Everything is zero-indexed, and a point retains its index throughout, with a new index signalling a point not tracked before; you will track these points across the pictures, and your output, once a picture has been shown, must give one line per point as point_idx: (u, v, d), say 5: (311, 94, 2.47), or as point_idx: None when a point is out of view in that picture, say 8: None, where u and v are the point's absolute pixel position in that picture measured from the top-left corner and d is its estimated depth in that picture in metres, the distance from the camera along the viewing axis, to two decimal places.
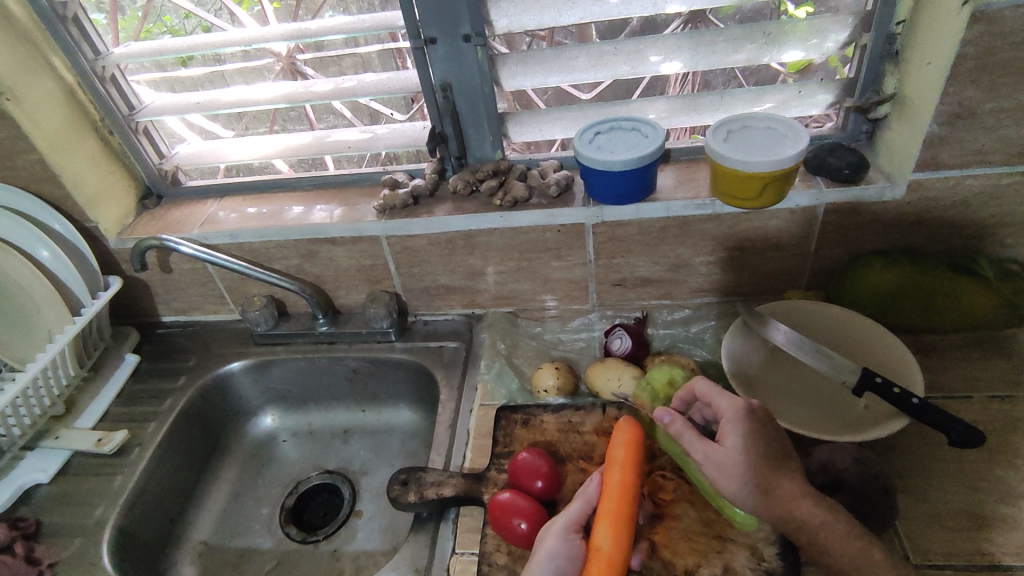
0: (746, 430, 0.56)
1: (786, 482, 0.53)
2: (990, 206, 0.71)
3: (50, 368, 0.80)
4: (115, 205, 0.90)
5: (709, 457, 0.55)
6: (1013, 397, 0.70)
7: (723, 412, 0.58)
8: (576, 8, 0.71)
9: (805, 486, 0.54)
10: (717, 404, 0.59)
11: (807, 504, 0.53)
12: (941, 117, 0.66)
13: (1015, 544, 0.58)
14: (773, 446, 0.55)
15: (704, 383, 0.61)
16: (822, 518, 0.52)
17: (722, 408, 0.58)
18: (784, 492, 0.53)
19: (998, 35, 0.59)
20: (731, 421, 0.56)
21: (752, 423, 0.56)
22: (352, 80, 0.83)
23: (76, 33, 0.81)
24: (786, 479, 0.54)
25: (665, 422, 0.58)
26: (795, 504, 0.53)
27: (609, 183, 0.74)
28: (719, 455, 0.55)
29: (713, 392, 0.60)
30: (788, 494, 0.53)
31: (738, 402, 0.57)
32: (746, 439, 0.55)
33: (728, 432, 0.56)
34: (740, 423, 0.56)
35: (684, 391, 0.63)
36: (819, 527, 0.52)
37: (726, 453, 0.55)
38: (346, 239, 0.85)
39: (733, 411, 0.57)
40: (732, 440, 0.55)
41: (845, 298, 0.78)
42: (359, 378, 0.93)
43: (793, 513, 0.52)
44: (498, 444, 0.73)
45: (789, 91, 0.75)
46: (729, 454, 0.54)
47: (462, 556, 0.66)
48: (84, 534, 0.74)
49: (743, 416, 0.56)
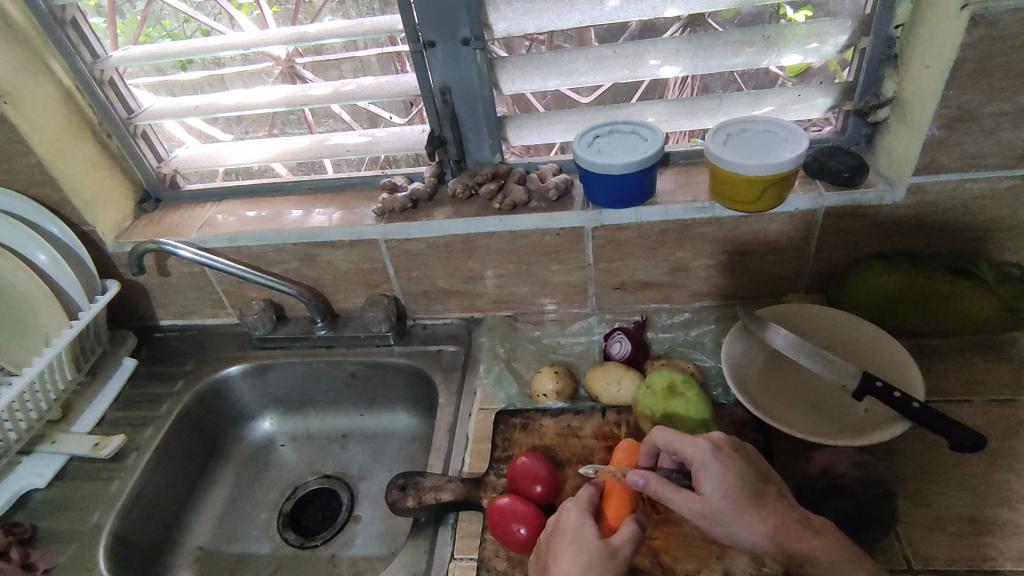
0: (723, 473, 0.54)
1: (770, 512, 0.53)
2: (989, 210, 0.71)
3: (48, 372, 0.79)
4: (113, 208, 0.90)
5: (692, 510, 0.54)
6: (1014, 401, 0.70)
7: (691, 459, 0.55)
8: (575, 11, 0.71)
9: (790, 514, 0.53)
10: (684, 452, 0.56)
11: (795, 533, 0.52)
12: (941, 120, 0.65)
13: (1017, 549, 0.58)
14: (751, 481, 0.54)
15: (663, 432, 0.58)
16: (812, 544, 0.52)
17: (690, 455, 0.56)
18: (774, 524, 0.53)
19: (997, 39, 0.59)
20: (704, 467, 0.54)
21: (726, 465, 0.54)
22: (351, 83, 0.83)
23: (75, 36, 0.80)
24: (768, 510, 0.53)
25: (639, 485, 0.55)
26: (784, 532, 0.52)
27: (607, 186, 0.74)
28: (702, 507, 0.53)
29: (675, 439, 0.57)
30: (777, 522, 0.53)
31: (705, 446, 0.55)
32: (724, 483, 0.53)
33: (704, 479, 0.54)
34: (715, 466, 0.54)
35: (646, 446, 0.60)
36: (807, 554, 0.52)
37: (707, 503, 0.53)
38: (345, 242, 0.85)
39: (702, 456, 0.54)
40: (710, 490, 0.53)
41: (845, 301, 0.77)
42: (357, 382, 0.93)
43: (782, 541, 0.52)
44: (497, 448, 0.72)
45: (788, 94, 0.75)
46: (712, 504, 0.53)
47: (461, 562, 0.65)
48: (80, 540, 0.74)
49: (716, 459, 0.54)
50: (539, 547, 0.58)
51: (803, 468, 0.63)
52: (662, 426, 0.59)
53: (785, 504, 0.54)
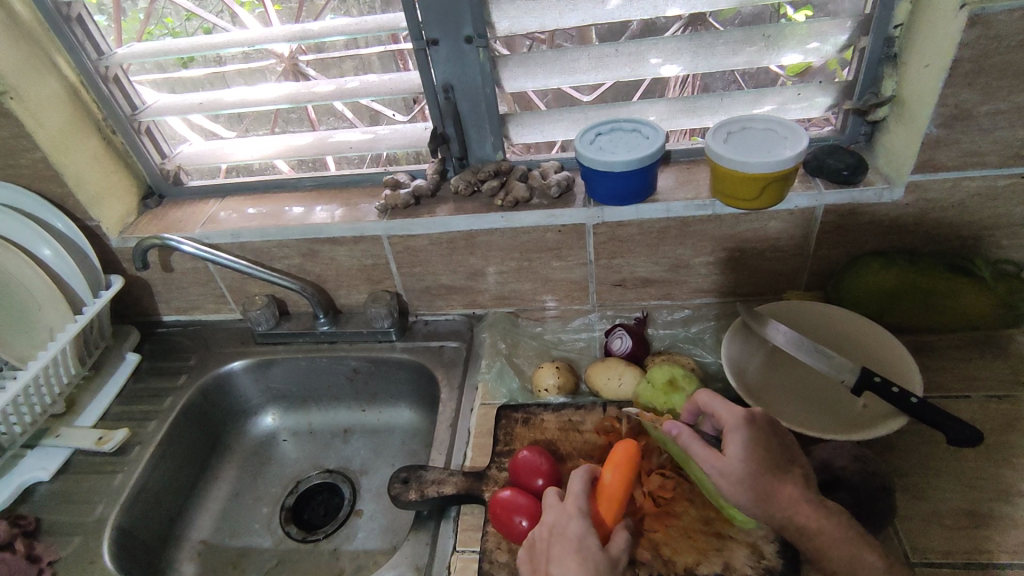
0: (751, 439, 0.55)
1: (787, 488, 0.53)
2: (986, 208, 0.72)
3: (52, 366, 0.80)
4: (118, 203, 0.91)
5: (715, 467, 0.55)
6: (1011, 397, 0.70)
7: (726, 421, 0.58)
8: (577, 10, 0.72)
9: (807, 492, 0.54)
10: (721, 415, 0.58)
11: (808, 511, 0.52)
12: (939, 119, 0.66)
13: (1012, 542, 0.58)
14: (776, 454, 0.55)
15: (706, 394, 0.60)
16: (823, 521, 0.52)
17: (725, 419, 0.58)
18: (787, 496, 0.53)
19: (994, 38, 0.60)
20: (734, 431, 0.56)
21: (755, 432, 0.56)
22: (354, 81, 0.83)
23: (81, 33, 0.81)
24: (785, 483, 0.54)
25: (672, 433, 0.58)
26: (798, 509, 0.53)
27: (608, 183, 0.74)
28: (724, 466, 0.54)
29: (716, 402, 0.60)
30: (789, 500, 0.53)
31: (740, 413, 0.57)
32: (749, 447, 0.55)
33: (731, 441, 0.56)
34: (744, 430, 0.56)
35: (691, 404, 0.63)
36: (819, 530, 0.52)
37: (731, 463, 0.54)
38: (347, 239, 0.86)
39: (736, 421, 0.57)
40: (735, 449, 0.55)
41: (843, 298, 0.78)
42: (359, 378, 0.93)
43: (795, 516, 0.52)
44: (499, 442, 0.73)
45: (788, 93, 0.76)
46: (733, 463, 0.54)
47: (463, 554, 0.66)
48: (84, 533, 0.74)
49: (746, 425, 0.56)
50: (533, 548, 0.58)
51: (802, 462, 0.64)
52: (706, 389, 0.62)
53: (805, 484, 0.54)
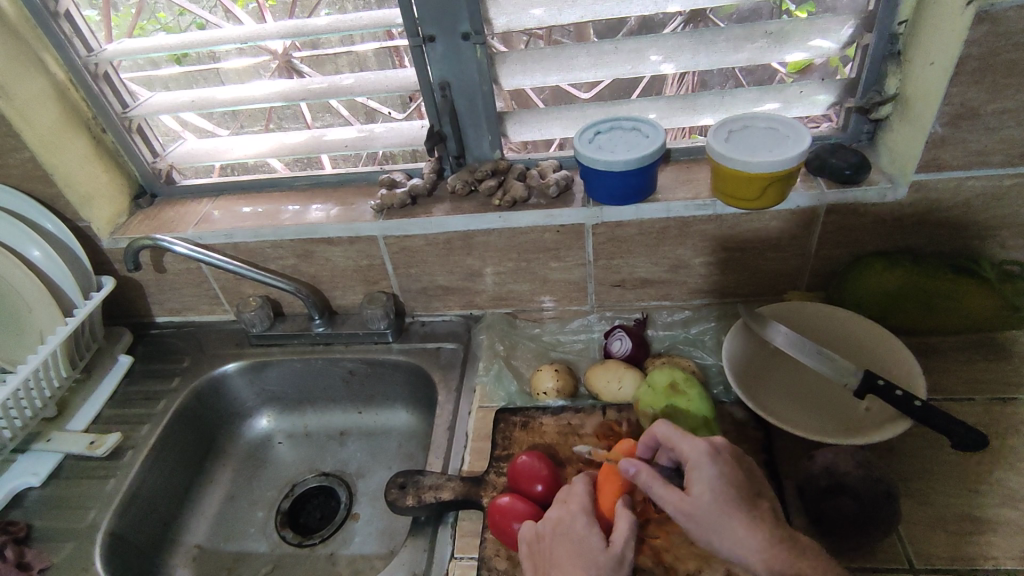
0: (714, 476, 0.53)
1: (759, 526, 0.50)
2: (990, 208, 0.71)
3: (42, 369, 0.78)
4: (108, 203, 0.89)
5: (679, 508, 0.53)
6: (1015, 399, 0.69)
7: (687, 456, 0.55)
8: (576, 6, 0.70)
9: (777, 530, 0.51)
10: (682, 450, 0.56)
11: (785, 552, 0.49)
12: (944, 117, 0.65)
13: (1017, 547, 0.58)
14: (744, 490, 0.53)
15: (664, 426, 0.58)
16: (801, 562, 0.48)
17: (687, 454, 0.55)
18: (760, 540, 0.50)
19: (1002, 36, 0.59)
20: (697, 467, 0.54)
21: (720, 467, 0.54)
22: (348, 78, 0.82)
23: (68, 29, 0.79)
24: (758, 523, 0.51)
25: (630, 474, 0.54)
26: (774, 552, 0.49)
27: (607, 183, 0.73)
28: (689, 506, 0.52)
29: (676, 435, 0.57)
30: (764, 539, 0.50)
31: (702, 446, 0.55)
32: (716, 484, 0.53)
33: (695, 479, 0.53)
34: (708, 467, 0.53)
35: (646, 438, 0.59)
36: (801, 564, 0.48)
37: (695, 502, 0.52)
38: (343, 239, 0.84)
39: (698, 456, 0.54)
40: (700, 489, 0.52)
41: (846, 298, 0.77)
42: (356, 380, 0.92)
43: (767, 559, 0.49)
44: (498, 446, 0.72)
45: (791, 91, 0.75)
46: (698, 504, 0.52)
47: (462, 561, 0.65)
48: (76, 539, 0.73)
49: (711, 462, 0.53)
50: (534, 541, 0.57)
51: (805, 467, 0.63)
52: (664, 421, 0.59)
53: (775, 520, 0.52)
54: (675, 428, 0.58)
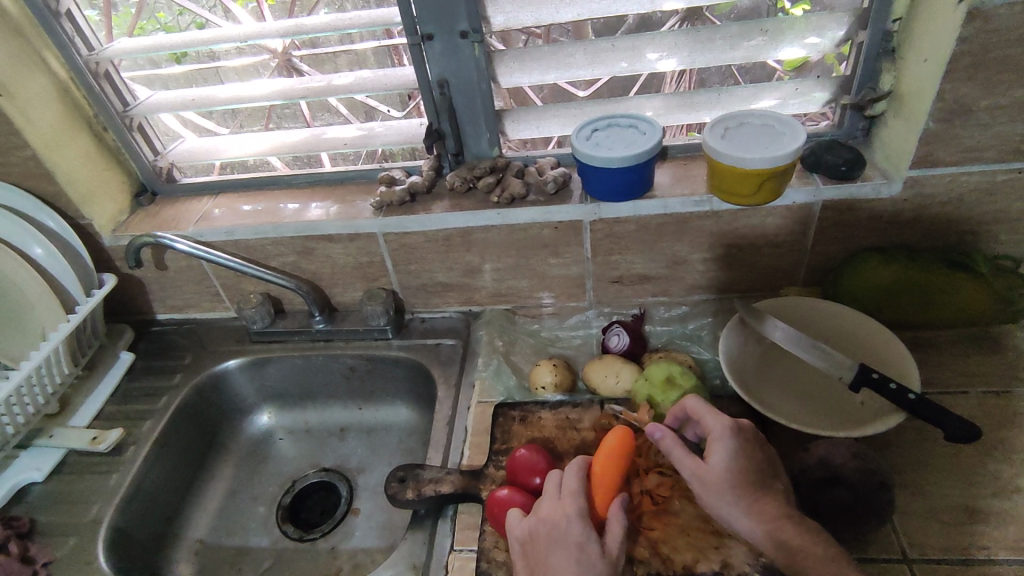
0: (735, 449, 0.55)
1: (766, 506, 0.53)
2: (984, 203, 0.72)
3: (45, 366, 0.79)
4: (109, 201, 0.90)
5: (695, 474, 0.55)
6: (1010, 392, 0.70)
7: (710, 429, 0.57)
8: (573, 4, 0.71)
9: (784, 510, 0.53)
10: (706, 422, 0.57)
11: (790, 528, 0.52)
12: (937, 114, 0.66)
13: (1011, 538, 0.58)
14: (760, 469, 0.55)
15: (693, 399, 0.59)
16: (805, 540, 0.51)
17: (711, 426, 0.57)
18: (770, 513, 0.53)
19: (993, 33, 0.60)
20: (718, 439, 0.56)
21: (741, 443, 0.56)
22: (347, 76, 0.82)
23: (70, 29, 0.80)
24: (767, 502, 0.54)
25: (655, 437, 0.57)
26: (779, 525, 0.52)
27: (604, 179, 0.74)
28: (704, 474, 0.55)
29: (703, 408, 0.59)
30: (771, 516, 0.53)
31: (727, 421, 0.56)
32: (734, 457, 0.55)
33: (714, 449, 0.56)
34: (729, 441, 0.55)
35: (674, 408, 0.61)
36: (801, 548, 0.51)
37: (712, 472, 0.55)
38: (343, 236, 0.85)
39: (722, 429, 0.56)
40: (718, 460, 0.55)
41: (841, 294, 0.78)
42: (356, 376, 0.93)
43: (777, 533, 0.52)
44: (497, 440, 0.72)
45: (787, 88, 0.75)
46: (714, 473, 0.54)
47: (461, 553, 0.65)
48: (79, 533, 0.74)
49: (732, 436, 0.56)
50: (527, 540, 0.57)
51: (801, 459, 0.63)
52: (694, 393, 0.60)
53: (784, 500, 0.54)
54: (704, 402, 0.60)
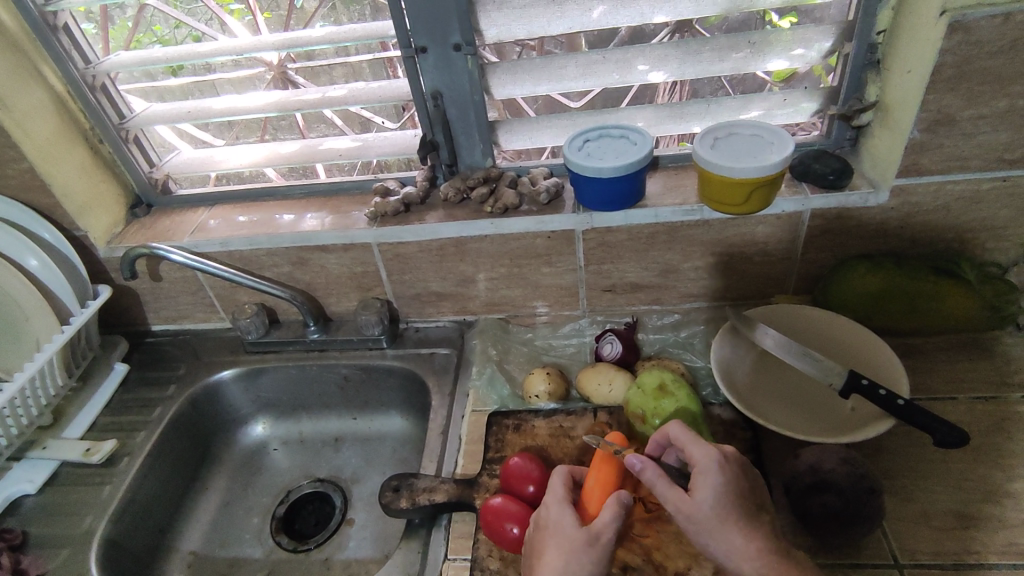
0: (720, 485, 0.53)
1: (756, 539, 0.52)
2: (970, 211, 0.73)
3: (39, 377, 0.79)
4: (104, 213, 0.90)
5: (680, 510, 0.53)
6: (998, 398, 0.71)
7: (696, 461, 0.55)
8: (564, 18, 0.72)
9: (772, 544, 0.52)
10: (692, 452, 0.56)
11: (779, 565, 0.51)
12: (921, 124, 0.67)
13: (1000, 543, 0.59)
14: (747, 500, 0.54)
15: (676, 426, 0.58)
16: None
17: (695, 457, 0.55)
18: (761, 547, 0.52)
19: (973, 45, 0.61)
20: (703, 473, 0.54)
21: (726, 477, 0.54)
22: (342, 89, 0.83)
23: (67, 42, 0.81)
24: (757, 534, 0.52)
25: (636, 468, 0.54)
26: (771, 559, 0.51)
27: (596, 189, 0.74)
28: (689, 509, 0.53)
29: (685, 437, 0.57)
30: (763, 551, 0.51)
31: (713, 452, 0.55)
32: (719, 493, 0.53)
33: (700, 484, 0.54)
34: (714, 475, 0.53)
35: (658, 434, 0.60)
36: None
37: (695, 507, 0.53)
38: (337, 246, 0.85)
39: (706, 462, 0.54)
40: (703, 496, 0.53)
41: (831, 302, 0.78)
42: (350, 386, 0.93)
43: (766, 570, 0.51)
44: (490, 449, 0.73)
45: (774, 99, 0.77)
46: (699, 508, 0.53)
47: (455, 562, 0.65)
48: (72, 545, 0.74)
49: (718, 470, 0.54)
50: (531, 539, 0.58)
51: (792, 465, 0.64)
52: (678, 420, 0.59)
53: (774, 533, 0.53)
54: (688, 429, 0.58)
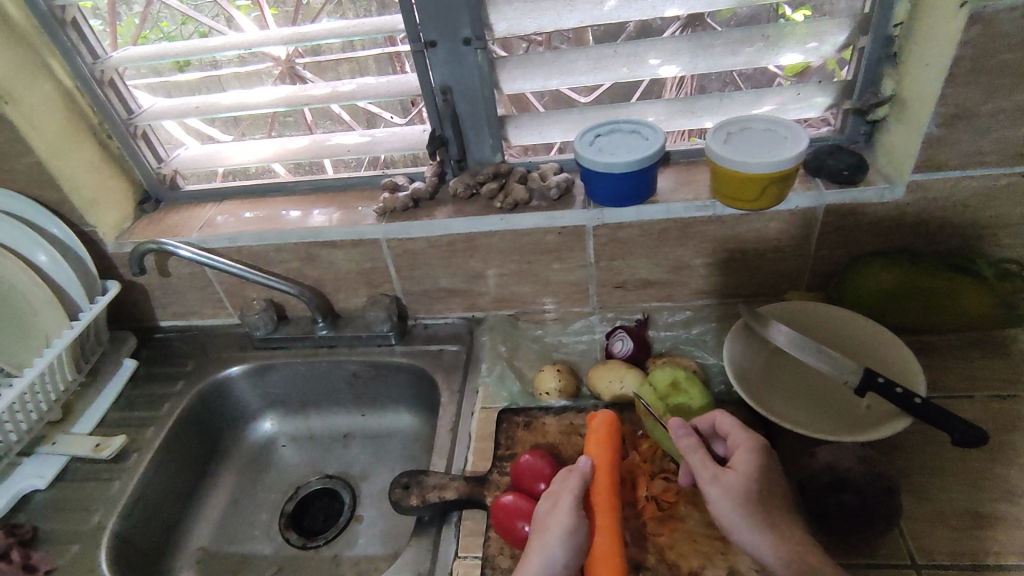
0: (760, 466, 0.55)
1: (788, 528, 0.53)
2: (987, 206, 0.72)
3: (48, 373, 0.79)
4: (113, 209, 0.90)
5: (716, 479, 0.54)
6: (1015, 396, 0.70)
7: (737, 442, 0.58)
8: (575, 11, 0.71)
9: (803, 536, 0.53)
10: (736, 435, 0.58)
11: (806, 553, 0.51)
12: (939, 118, 0.66)
13: (1018, 543, 0.58)
14: (779, 491, 0.55)
15: (726, 412, 0.61)
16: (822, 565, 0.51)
17: (738, 440, 0.58)
18: (790, 536, 0.52)
19: (994, 37, 0.60)
20: (745, 452, 0.56)
21: (766, 462, 0.56)
22: (350, 83, 0.83)
23: (75, 37, 0.80)
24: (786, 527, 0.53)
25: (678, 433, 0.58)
26: (796, 546, 0.52)
27: (607, 184, 0.74)
28: (726, 478, 0.54)
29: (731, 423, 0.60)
30: (792, 540, 0.52)
31: (758, 437, 0.57)
32: (758, 474, 0.55)
33: (739, 460, 0.56)
34: (754, 456, 0.56)
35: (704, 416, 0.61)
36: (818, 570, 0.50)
37: (734, 478, 0.54)
38: (346, 242, 0.85)
39: (750, 442, 0.57)
40: (744, 469, 0.55)
41: (845, 299, 0.78)
42: (359, 383, 0.93)
43: (796, 552, 0.51)
44: (501, 446, 0.72)
45: (787, 94, 0.76)
46: (738, 480, 0.54)
47: (465, 560, 0.65)
48: (81, 541, 0.73)
49: (758, 452, 0.56)
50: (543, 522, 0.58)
51: (807, 464, 0.63)
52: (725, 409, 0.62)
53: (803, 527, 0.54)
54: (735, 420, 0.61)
